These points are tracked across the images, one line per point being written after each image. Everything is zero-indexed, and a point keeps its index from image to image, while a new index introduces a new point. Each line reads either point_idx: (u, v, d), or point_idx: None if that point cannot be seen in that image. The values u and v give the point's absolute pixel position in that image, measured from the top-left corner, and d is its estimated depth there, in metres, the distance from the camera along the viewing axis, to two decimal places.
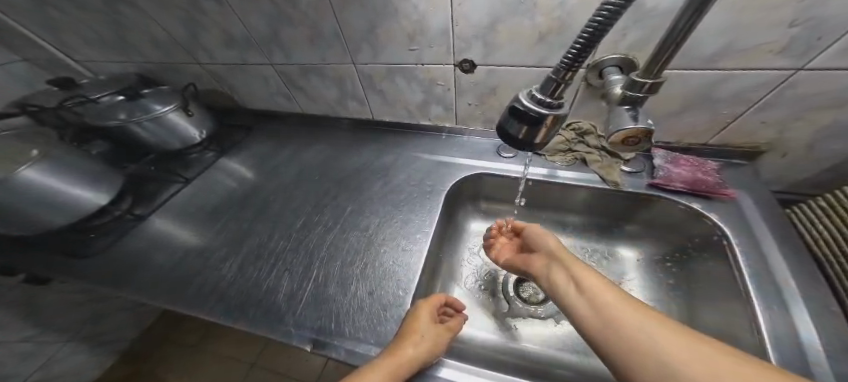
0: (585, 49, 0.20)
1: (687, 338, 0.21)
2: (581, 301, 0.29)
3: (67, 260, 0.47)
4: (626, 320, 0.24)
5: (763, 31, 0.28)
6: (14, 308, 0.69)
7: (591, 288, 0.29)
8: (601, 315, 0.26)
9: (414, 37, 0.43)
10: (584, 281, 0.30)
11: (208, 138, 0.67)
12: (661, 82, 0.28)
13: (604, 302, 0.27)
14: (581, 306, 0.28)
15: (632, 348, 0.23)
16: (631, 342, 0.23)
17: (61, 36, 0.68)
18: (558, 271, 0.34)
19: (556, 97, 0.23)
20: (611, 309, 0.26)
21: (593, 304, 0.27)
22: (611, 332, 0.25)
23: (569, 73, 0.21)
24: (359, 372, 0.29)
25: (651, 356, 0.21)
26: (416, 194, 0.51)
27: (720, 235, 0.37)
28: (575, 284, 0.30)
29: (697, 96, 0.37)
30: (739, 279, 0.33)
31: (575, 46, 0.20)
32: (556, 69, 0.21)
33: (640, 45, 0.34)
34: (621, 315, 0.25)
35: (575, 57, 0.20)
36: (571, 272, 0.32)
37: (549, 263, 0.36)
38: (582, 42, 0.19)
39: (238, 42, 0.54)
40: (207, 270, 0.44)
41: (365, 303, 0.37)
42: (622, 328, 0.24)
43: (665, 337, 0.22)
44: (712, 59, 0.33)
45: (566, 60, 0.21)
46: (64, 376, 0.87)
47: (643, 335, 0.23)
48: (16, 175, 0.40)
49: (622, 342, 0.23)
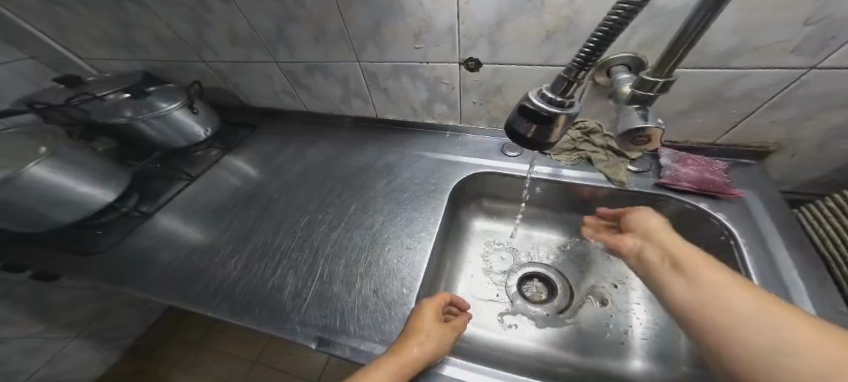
0: (601, 45, 0.19)
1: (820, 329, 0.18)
2: (680, 279, 0.26)
3: (74, 256, 0.48)
4: (735, 302, 0.21)
5: (777, 29, 0.28)
6: (21, 304, 0.70)
7: (698, 269, 0.26)
8: (704, 294, 0.23)
9: (420, 35, 0.43)
10: (689, 263, 0.27)
11: (212, 135, 0.67)
12: (672, 82, 0.27)
13: (712, 282, 0.24)
14: (682, 289, 0.25)
15: (728, 325, 0.21)
16: (728, 321, 0.21)
17: (68, 33, 0.69)
18: (657, 254, 0.30)
19: (567, 96, 0.22)
20: (717, 288, 0.23)
21: (695, 283, 0.25)
22: (710, 309, 0.22)
23: (581, 73, 0.21)
24: (364, 370, 0.29)
25: (753, 335, 0.19)
26: (421, 193, 0.51)
27: (727, 235, 0.36)
28: (678, 264, 0.27)
29: (706, 95, 0.36)
30: (745, 279, 0.33)
31: (590, 43, 0.20)
32: (569, 68, 0.21)
33: (648, 44, 0.34)
34: (732, 295, 0.22)
35: (588, 56, 0.20)
36: (678, 256, 0.28)
37: (644, 244, 0.33)
38: (595, 42, 0.20)
39: (244, 41, 0.54)
40: (212, 267, 0.44)
41: (370, 301, 0.37)
42: (731, 312, 0.21)
43: (784, 323, 0.19)
44: (723, 58, 0.32)
45: (580, 58, 0.21)
46: (69, 372, 0.87)
47: (750, 316, 0.20)
48: (25, 173, 0.40)
49: (721, 321, 0.21)
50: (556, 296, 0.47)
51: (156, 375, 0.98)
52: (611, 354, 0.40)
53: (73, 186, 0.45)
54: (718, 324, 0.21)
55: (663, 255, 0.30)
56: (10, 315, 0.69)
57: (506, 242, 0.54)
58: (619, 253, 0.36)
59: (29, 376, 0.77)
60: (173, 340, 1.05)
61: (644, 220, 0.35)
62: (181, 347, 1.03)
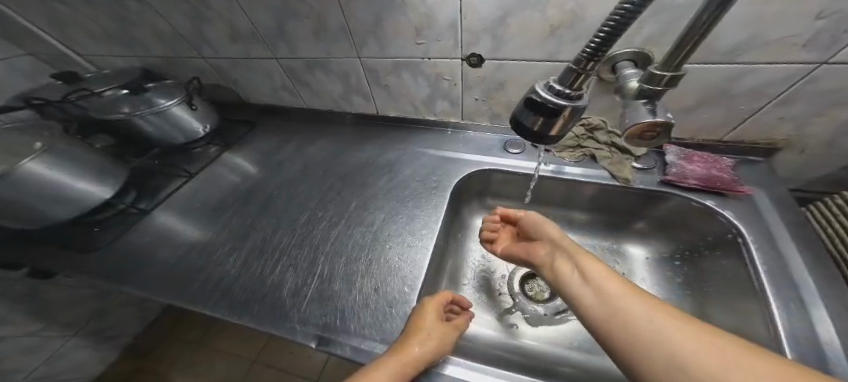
0: (611, 36, 0.18)
1: (690, 330, 0.20)
2: (585, 290, 0.28)
3: (71, 254, 0.47)
4: (630, 309, 0.23)
5: (788, 23, 0.27)
6: (16, 303, 0.69)
7: (592, 277, 0.28)
8: (607, 305, 0.25)
9: (422, 30, 0.42)
10: (588, 270, 0.29)
11: (211, 132, 0.66)
12: (681, 76, 0.27)
13: (609, 291, 0.26)
14: (590, 299, 0.27)
15: (632, 338, 0.22)
16: (630, 332, 0.22)
17: (66, 30, 0.68)
18: (564, 262, 0.32)
19: (575, 88, 0.22)
20: (612, 296, 0.25)
21: (596, 293, 0.26)
22: (612, 321, 0.24)
23: (591, 64, 0.20)
24: (364, 370, 0.29)
25: (655, 347, 0.20)
26: (422, 190, 0.50)
27: (735, 233, 0.36)
28: (579, 273, 0.30)
29: (713, 91, 0.36)
30: (753, 277, 0.32)
31: (600, 33, 0.19)
32: (578, 59, 0.20)
33: (656, 38, 0.33)
34: (624, 304, 0.24)
35: (598, 46, 0.19)
36: (578, 264, 0.30)
37: (553, 251, 0.35)
38: (604, 34, 0.18)
39: (243, 36, 0.54)
40: (210, 265, 0.44)
41: (370, 299, 0.37)
42: (630, 322, 0.22)
43: (669, 327, 0.21)
44: (731, 53, 0.32)
45: (589, 49, 0.20)
46: (67, 371, 0.87)
47: (644, 323, 0.22)
48: (18, 169, 0.39)
49: (626, 335, 0.22)
50: (559, 295, 0.47)
51: (155, 374, 0.97)
52: None
53: (69, 182, 0.45)
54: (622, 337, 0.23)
55: (565, 264, 0.32)
56: (6, 314, 0.68)
57: None
58: (529, 262, 0.38)
59: (26, 375, 0.77)
60: (172, 339, 1.05)
61: (545, 228, 0.38)
62: (180, 346, 1.03)
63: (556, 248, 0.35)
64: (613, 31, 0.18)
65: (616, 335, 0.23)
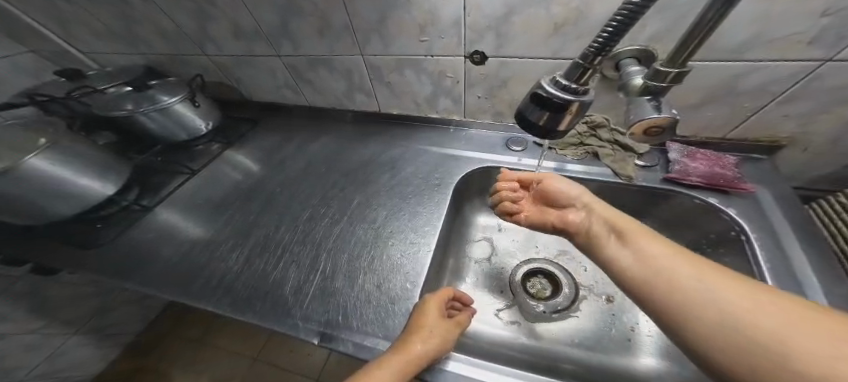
0: (619, 31, 0.18)
1: (740, 290, 0.19)
2: (624, 252, 0.26)
3: (74, 250, 0.47)
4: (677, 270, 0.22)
5: (794, 20, 0.27)
6: (18, 299, 0.69)
7: (632, 238, 0.26)
8: (649, 267, 0.24)
9: (425, 28, 0.42)
10: (626, 232, 0.27)
11: (214, 129, 0.66)
12: (686, 72, 0.27)
13: (654, 253, 0.24)
14: (632, 263, 0.25)
15: (677, 297, 0.21)
16: (678, 292, 0.21)
17: (69, 27, 0.68)
18: (600, 227, 0.30)
19: (582, 83, 0.22)
20: (657, 257, 0.24)
21: (638, 255, 0.25)
22: (657, 281, 0.22)
23: (599, 59, 0.20)
24: (368, 368, 0.29)
25: (706, 307, 0.19)
26: (424, 188, 0.50)
27: (738, 230, 0.36)
28: (617, 235, 0.28)
29: (718, 89, 0.36)
30: (756, 274, 0.32)
31: (608, 27, 0.19)
32: (585, 54, 0.20)
33: (661, 36, 0.33)
34: (670, 264, 0.23)
35: (607, 41, 0.19)
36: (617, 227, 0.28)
37: (587, 215, 0.33)
38: (612, 28, 0.18)
39: (246, 34, 0.54)
40: (213, 261, 0.44)
41: (373, 296, 0.37)
42: (677, 284, 0.21)
43: (719, 287, 0.20)
44: (736, 50, 0.32)
45: (596, 45, 0.20)
46: (68, 369, 0.87)
47: (691, 283, 0.21)
48: (22, 163, 0.39)
49: (673, 296, 0.21)
50: (561, 294, 0.46)
51: (156, 372, 0.98)
52: (617, 351, 0.39)
53: (72, 179, 0.45)
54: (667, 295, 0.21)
55: (599, 227, 0.30)
56: (8, 311, 0.68)
57: (510, 238, 0.53)
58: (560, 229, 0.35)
59: (27, 373, 0.77)
60: (173, 336, 1.05)
61: (573, 191, 0.34)
62: (181, 343, 1.03)
63: (588, 213, 0.33)
64: (620, 25, 0.18)
65: (662, 293, 0.22)
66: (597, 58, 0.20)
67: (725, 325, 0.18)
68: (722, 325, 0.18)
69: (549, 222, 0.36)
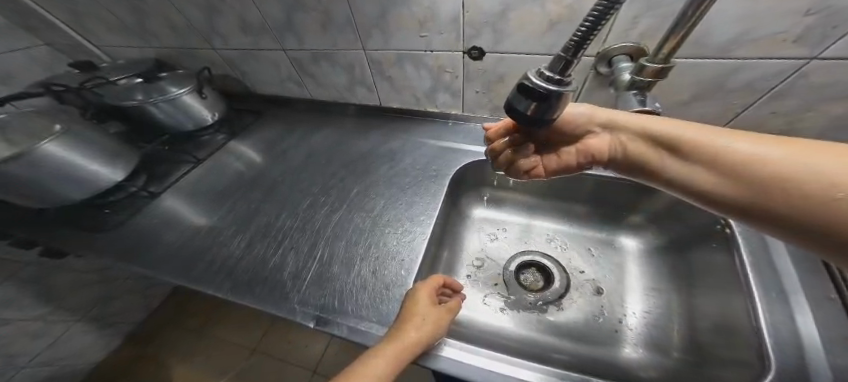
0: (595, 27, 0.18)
1: (796, 142, 0.21)
2: (687, 166, 0.25)
3: (83, 233, 0.49)
4: (727, 150, 0.23)
5: (779, 20, 0.28)
6: (25, 285, 0.71)
7: (667, 137, 0.26)
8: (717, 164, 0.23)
9: (425, 24, 0.44)
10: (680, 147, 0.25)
11: (219, 120, 0.68)
12: (669, 68, 0.29)
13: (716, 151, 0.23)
14: (700, 173, 0.24)
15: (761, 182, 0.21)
16: (737, 173, 0.22)
17: (83, 20, 0.70)
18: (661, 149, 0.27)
19: (567, 74, 0.22)
20: (704, 147, 0.24)
21: (684, 153, 0.25)
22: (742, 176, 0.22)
23: (580, 51, 0.20)
24: (362, 357, 0.29)
25: (770, 176, 0.20)
26: (422, 179, 0.51)
27: (725, 224, 0.38)
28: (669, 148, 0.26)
29: (707, 85, 0.37)
30: (738, 267, 0.34)
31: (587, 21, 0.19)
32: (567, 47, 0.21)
33: (651, 34, 0.34)
34: (723, 147, 0.23)
35: (586, 35, 0.19)
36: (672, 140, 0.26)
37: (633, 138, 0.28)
38: (590, 23, 0.18)
39: (252, 28, 0.55)
40: (216, 246, 0.45)
41: (369, 281, 0.38)
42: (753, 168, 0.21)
43: (777, 150, 0.21)
44: (725, 49, 0.32)
45: (575, 38, 0.19)
46: (72, 355, 0.89)
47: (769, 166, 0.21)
48: (39, 149, 0.41)
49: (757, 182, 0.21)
50: (552, 285, 0.47)
51: (157, 361, 1.00)
52: (606, 343, 0.40)
53: (83, 165, 0.46)
54: (723, 180, 0.23)
55: (631, 140, 0.29)
56: (14, 296, 0.70)
57: (504, 230, 0.54)
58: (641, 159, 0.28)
59: (30, 360, 0.78)
60: (174, 326, 1.07)
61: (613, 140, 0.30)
62: (182, 333, 1.05)
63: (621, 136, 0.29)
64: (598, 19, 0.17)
65: (715, 183, 0.23)
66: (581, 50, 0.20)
67: (798, 186, 0.19)
68: (816, 206, 0.18)
69: (572, 162, 0.33)
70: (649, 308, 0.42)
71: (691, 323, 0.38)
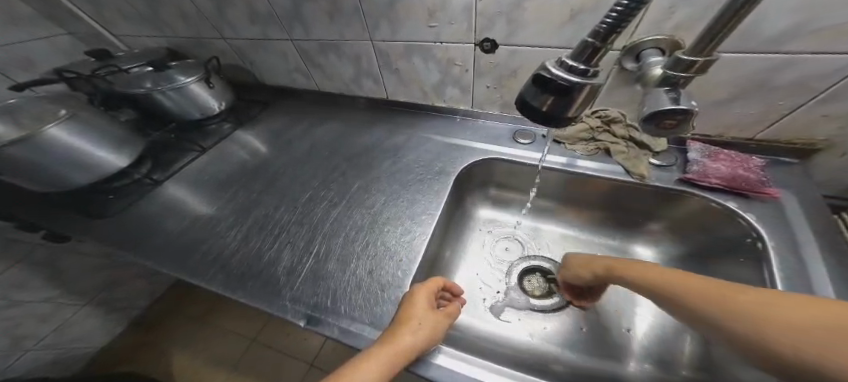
0: (625, 15, 0.17)
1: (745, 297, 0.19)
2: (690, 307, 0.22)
3: (85, 218, 0.49)
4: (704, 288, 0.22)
5: (845, 8, 0.25)
6: (36, 267, 0.72)
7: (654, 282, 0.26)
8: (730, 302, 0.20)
9: (435, 13, 0.41)
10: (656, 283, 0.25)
11: (226, 110, 0.68)
12: (712, 61, 0.24)
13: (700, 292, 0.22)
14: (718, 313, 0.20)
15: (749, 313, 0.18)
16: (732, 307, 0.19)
17: (100, 9, 0.71)
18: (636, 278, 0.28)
19: (593, 65, 0.20)
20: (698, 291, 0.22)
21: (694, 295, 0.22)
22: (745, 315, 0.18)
23: (613, 37, 0.18)
24: (350, 362, 0.27)
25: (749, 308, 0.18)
26: (425, 176, 0.49)
27: (755, 237, 0.34)
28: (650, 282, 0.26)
29: (748, 83, 0.33)
30: (767, 283, 0.31)
31: (616, 8, 0.17)
32: (596, 32, 0.19)
33: (687, 25, 0.31)
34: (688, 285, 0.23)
35: (619, 18, 0.17)
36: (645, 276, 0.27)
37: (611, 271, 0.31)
38: (621, 8, 0.17)
39: (261, 17, 0.54)
40: (213, 237, 0.45)
41: (364, 282, 0.36)
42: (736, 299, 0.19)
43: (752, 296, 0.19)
44: (775, 41, 0.29)
45: (606, 24, 0.18)
46: (79, 339, 0.91)
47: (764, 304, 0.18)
48: (43, 134, 0.41)
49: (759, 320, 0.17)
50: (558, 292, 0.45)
51: (160, 346, 1.01)
52: (611, 356, 0.38)
53: (90, 151, 0.47)
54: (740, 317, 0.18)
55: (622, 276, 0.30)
56: (27, 278, 0.72)
57: (510, 233, 0.52)
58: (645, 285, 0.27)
59: (37, 342, 0.80)
60: (179, 313, 1.09)
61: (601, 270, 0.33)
62: (187, 321, 1.06)
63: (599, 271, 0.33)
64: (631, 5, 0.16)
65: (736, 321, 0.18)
66: (610, 36, 0.19)
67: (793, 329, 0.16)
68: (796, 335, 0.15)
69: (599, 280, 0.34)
70: (661, 321, 0.39)
71: (703, 336, 0.34)
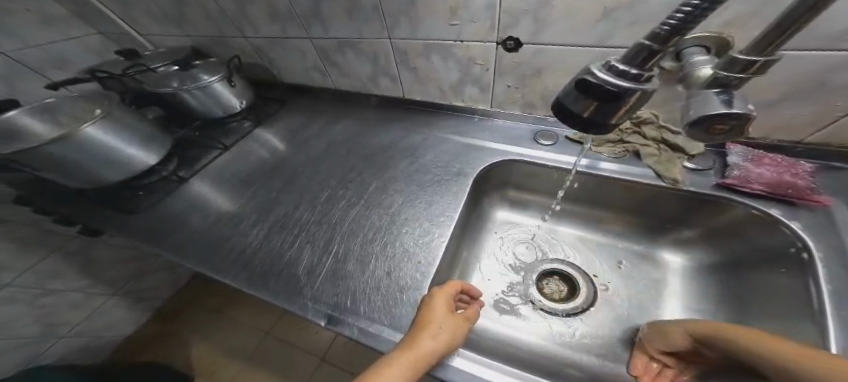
0: (688, 21, 0.15)
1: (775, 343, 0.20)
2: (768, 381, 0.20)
3: (117, 213, 0.51)
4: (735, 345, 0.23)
5: None
6: (70, 256, 0.77)
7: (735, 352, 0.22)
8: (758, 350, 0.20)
9: (457, 11, 0.41)
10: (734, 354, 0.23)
11: (247, 108, 0.69)
12: (774, 61, 0.21)
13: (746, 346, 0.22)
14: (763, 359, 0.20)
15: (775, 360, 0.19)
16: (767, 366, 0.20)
17: (130, 11, 0.74)
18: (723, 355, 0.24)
19: (647, 68, 0.19)
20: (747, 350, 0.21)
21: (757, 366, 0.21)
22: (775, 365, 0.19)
23: (674, 39, 0.17)
24: (372, 368, 0.26)
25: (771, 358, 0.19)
26: (444, 177, 0.49)
27: (799, 247, 0.32)
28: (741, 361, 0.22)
29: (806, 82, 0.31)
30: (812, 296, 0.29)
31: (680, 11, 0.15)
32: (654, 34, 0.17)
33: (736, 21, 0.29)
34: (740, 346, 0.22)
35: (682, 22, 0.16)
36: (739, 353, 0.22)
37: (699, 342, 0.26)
38: (683, 15, 0.15)
39: (282, 16, 0.55)
40: (236, 234, 0.46)
41: (383, 283, 0.36)
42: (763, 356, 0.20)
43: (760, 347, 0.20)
44: (836, 38, 0.27)
45: (666, 27, 0.16)
46: (108, 326, 0.96)
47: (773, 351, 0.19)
48: (81, 132, 0.43)
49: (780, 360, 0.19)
50: (579, 297, 0.44)
51: (180, 336, 1.05)
52: None
53: (122, 148, 0.49)
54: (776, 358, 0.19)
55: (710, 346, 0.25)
56: (62, 267, 0.76)
57: (529, 235, 0.51)
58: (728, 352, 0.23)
59: (71, 328, 0.84)
60: (199, 304, 1.13)
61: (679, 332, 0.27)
62: (206, 312, 1.10)
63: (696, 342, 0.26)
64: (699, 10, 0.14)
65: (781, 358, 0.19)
66: (671, 38, 0.17)
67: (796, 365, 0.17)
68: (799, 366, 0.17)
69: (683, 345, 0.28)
70: None
71: None
